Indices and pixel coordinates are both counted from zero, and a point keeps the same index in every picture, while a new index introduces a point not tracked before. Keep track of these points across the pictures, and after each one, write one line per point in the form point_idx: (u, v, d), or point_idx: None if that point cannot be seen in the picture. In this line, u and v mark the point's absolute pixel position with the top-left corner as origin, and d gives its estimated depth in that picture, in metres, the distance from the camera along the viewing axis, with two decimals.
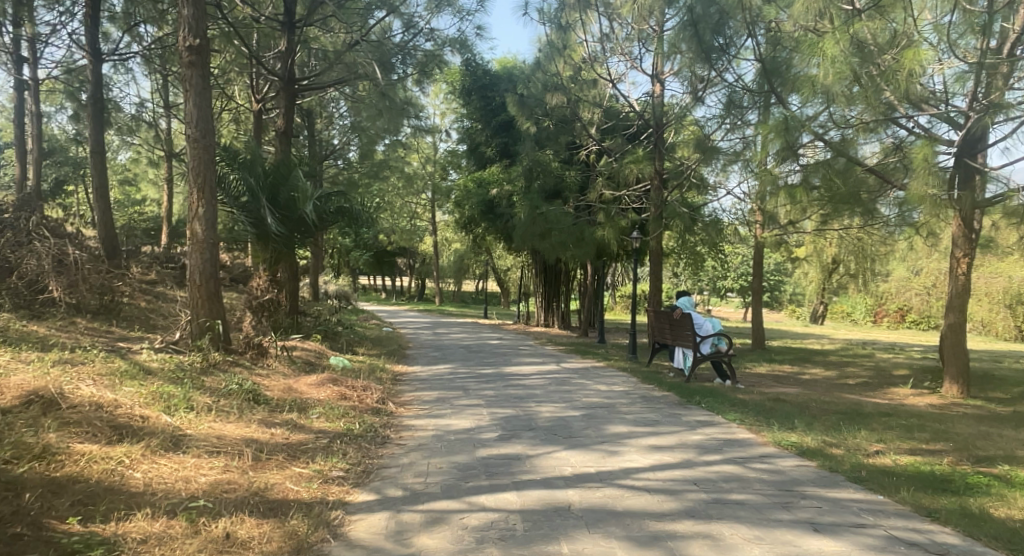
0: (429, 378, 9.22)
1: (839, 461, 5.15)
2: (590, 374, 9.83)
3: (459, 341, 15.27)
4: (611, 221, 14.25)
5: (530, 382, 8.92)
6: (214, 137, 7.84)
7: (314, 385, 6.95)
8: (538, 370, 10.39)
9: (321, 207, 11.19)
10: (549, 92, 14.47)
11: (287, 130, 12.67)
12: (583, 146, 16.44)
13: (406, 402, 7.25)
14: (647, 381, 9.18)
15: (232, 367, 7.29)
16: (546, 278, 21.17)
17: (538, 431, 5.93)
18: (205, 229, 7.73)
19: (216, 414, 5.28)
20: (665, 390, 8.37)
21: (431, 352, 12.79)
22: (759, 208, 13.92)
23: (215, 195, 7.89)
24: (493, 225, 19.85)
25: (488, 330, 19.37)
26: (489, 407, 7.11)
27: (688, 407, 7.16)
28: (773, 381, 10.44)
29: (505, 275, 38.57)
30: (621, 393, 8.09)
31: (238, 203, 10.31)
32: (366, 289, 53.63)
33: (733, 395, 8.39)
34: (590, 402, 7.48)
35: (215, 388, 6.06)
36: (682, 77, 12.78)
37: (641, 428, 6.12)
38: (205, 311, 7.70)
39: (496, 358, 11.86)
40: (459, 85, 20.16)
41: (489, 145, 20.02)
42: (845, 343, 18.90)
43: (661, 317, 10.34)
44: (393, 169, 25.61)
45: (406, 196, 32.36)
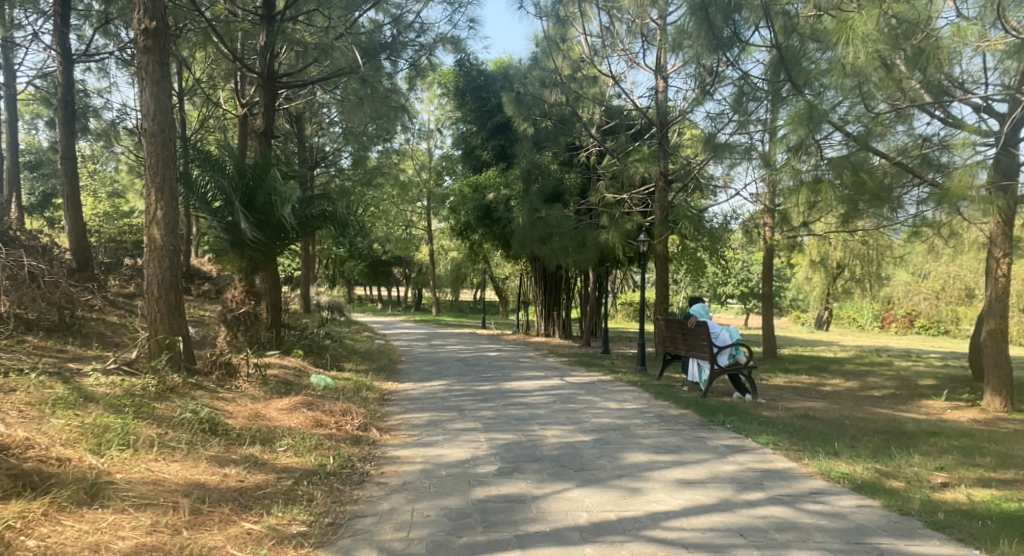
0: (421, 397, 8.36)
1: (906, 498, 4.27)
2: (598, 390, 8.97)
3: (456, 354, 14.40)
4: (614, 225, 13.50)
5: (532, 400, 8.07)
6: (174, 132, 7.03)
7: (286, 410, 6.11)
8: (540, 385, 9.53)
9: (302, 210, 10.33)
10: (547, 88, 13.74)
11: (268, 130, 11.92)
12: (582, 147, 15.66)
13: (392, 427, 6.39)
14: (661, 396, 8.32)
15: (193, 391, 6.44)
16: (545, 286, 20.34)
17: (543, 462, 5.07)
18: (165, 236, 6.93)
19: (158, 452, 4.43)
20: (682, 407, 7.51)
21: (424, 367, 11.91)
22: (771, 209, 13.12)
23: (176, 198, 7.08)
24: (489, 231, 19.00)
25: (485, 341, 18.51)
26: (487, 432, 6.25)
27: (713, 428, 6.30)
28: (795, 395, 9.57)
29: (503, 283, 37.73)
30: (634, 412, 7.24)
31: (210, 208, 9.50)
32: (361, 300, 52.67)
33: (757, 412, 7.53)
34: (601, 424, 6.62)
35: (166, 418, 5.22)
36: (690, 71, 11.98)
37: (663, 456, 5.26)
38: (163, 327, 6.87)
39: (494, 373, 10.98)
40: (453, 87, 19.44)
41: (484, 149, 19.28)
42: (860, 350, 18.05)
43: (673, 326, 9.51)
44: (387, 175, 24.81)
45: (400, 204, 31.52)
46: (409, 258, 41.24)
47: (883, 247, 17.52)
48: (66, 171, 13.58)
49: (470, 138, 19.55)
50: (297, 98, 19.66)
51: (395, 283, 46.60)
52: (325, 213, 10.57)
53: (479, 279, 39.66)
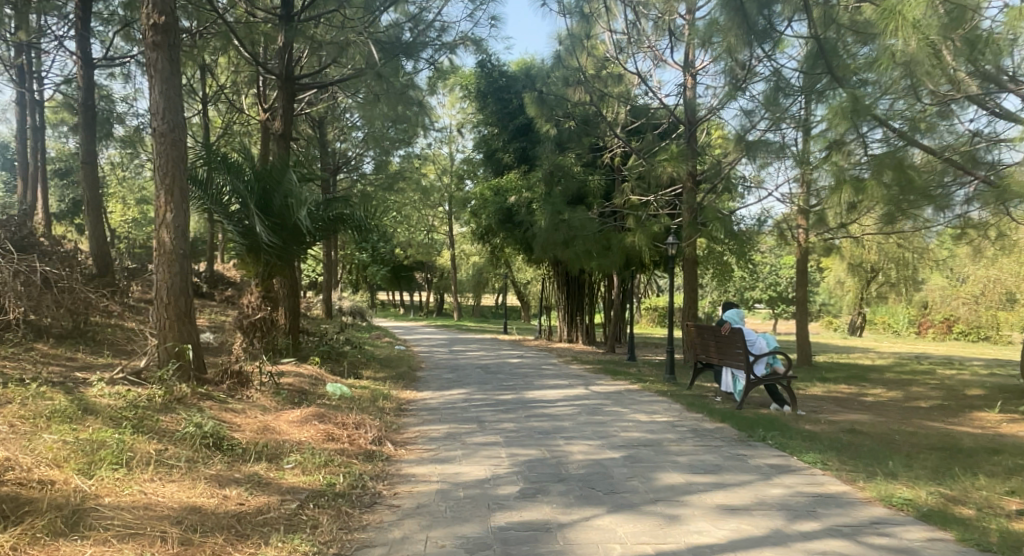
0: (440, 407, 7.99)
1: (981, 529, 3.80)
2: (625, 400, 8.52)
3: (477, 361, 14.03)
4: (641, 226, 12.97)
5: (556, 411, 7.65)
6: (185, 132, 6.74)
7: (297, 422, 5.77)
8: (564, 395, 9.11)
9: (319, 213, 10.02)
10: (571, 87, 13.14)
11: (286, 133, 11.61)
12: (607, 148, 15.23)
13: (408, 441, 6.02)
14: (693, 408, 7.85)
15: (201, 401, 6.13)
16: (569, 291, 19.89)
17: (571, 483, 4.67)
18: (175, 240, 6.64)
19: (155, 471, 4.11)
20: (718, 421, 7.04)
21: (444, 374, 11.54)
22: (806, 212, 12.56)
23: (187, 199, 6.79)
24: (512, 235, 18.60)
25: (508, 347, 18.10)
26: (509, 447, 5.86)
27: (753, 445, 5.83)
28: (835, 406, 9.04)
29: (526, 288, 37.31)
30: (665, 426, 6.79)
31: (225, 211, 9.22)
32: (383, 305, 52.62)
33: (798, 426, 7.04)
34: (631, 439, 6.19)
35: (168, 432, 4.91)
36: (721, 66, 11.49)
37: (701, 477, 4.82)
38: (173, 334, 6.58)
39: (516, 381, 10.57)
40: (475, 89, 19.13)
41: (506, 151, 18.92)
42: (897, 357, 17.33)
43: (705, 332, 9.04)
44: (409, 180, 24.57)
45: (422, 208, 31.29)
46: (431, 263, 41.03)
47: (923, 251, 16.75)
48: (87, 175, 13.45)
49: (492, 141, 19.21)
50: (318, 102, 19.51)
51: (417, 288, 46.44)
52: (343, 216, 10.25)
53: (502, 283, 39.30)
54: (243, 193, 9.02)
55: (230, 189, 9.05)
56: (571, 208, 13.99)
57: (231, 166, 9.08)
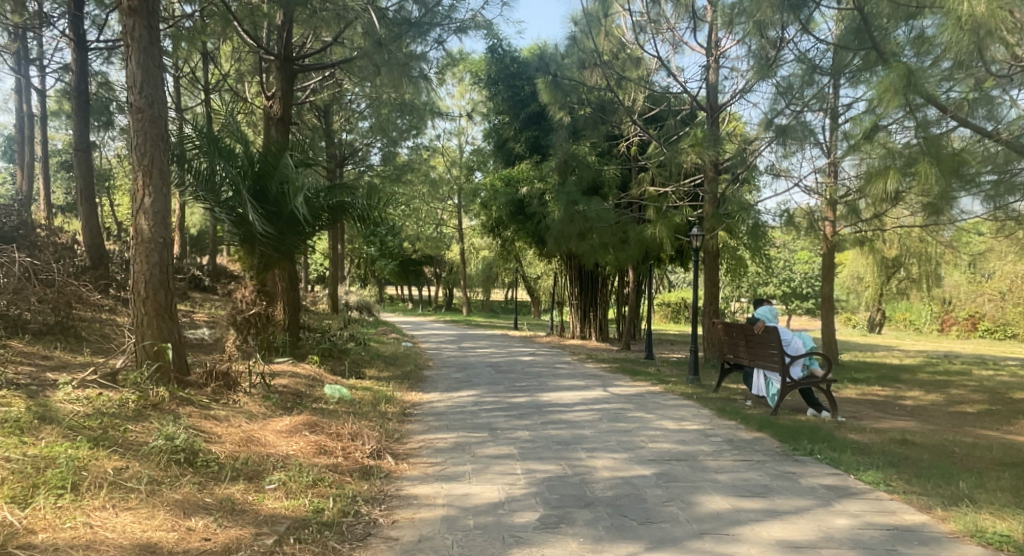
0: (448, 412, 7.32)
1: None
2: (650, 405, 7.83)
3: (487, 359, 13.37)
4: (661, 217, 12.26)
5: (575, 417, 6.98)
6: (166, 108, 6.10)
7: (285, 432, 5.12)
8: (581, 398, 8.44)
9: (318, 201, 9.31)
10: (587, 69, 12.51)
11: (284, 117, 10.97)
12: (624, 136, 14.52)
13: (411, 453, 5.37)
14: (725, 414, 7.17)
15: (181, 407, 5.50)
16: (582, 285, 19.20)
17: (600, 509, 4.01)
18: (154, 228, 6.01)
19: (108, 495, 3.47)
20: (754, 429, 6.35)
21: (451, 373, 10.89)
22: (838, 203, 11.76)
23: (167, 183, 6.15)
24: (523, 228, 17.91)
25: (518, 344, 17.42)
26: (525, 460, 5.21)
27: (800, 461, 5.16)
28: (877, 411, 8.33)
29: (536, 283, 36.62)
30: (698, 435, 6.11)
31: (217, 199, 8.56)
32: (392, 300, 52.01)
33: (845, 436, 6.35)
34: (661, 451, 5.51)
35: (136, 447, 4.28)
36: (749, 46, 10.69)
37: (751, 502, 4.15)
38: (151, 332, 5.94)
39: (529, 382, 9.91)
40: (485, 76, 18.45)
41: (517, 141, 18.23)
42: (927, 356, 16.53)
43: (734, 331, 8.33)
44: (417, 172, 23.91)
45: (430, 201, 30.63)
46: (439, 257, 40.40)
47: (954, 247, 15.96)
48: (80, 164, 12.78)
49: (503, 130, 18.51)
50: (324, 90, 18.90)
51: (425, 283, 45.85)
52: (343, 204, 9.54)
53: (511, 278, 38.62)
54: (236, 181, 8.37)
55: (223, 176, 8.40)
56: (586, 199, 13.42)
57: (224, 151, 8.42)
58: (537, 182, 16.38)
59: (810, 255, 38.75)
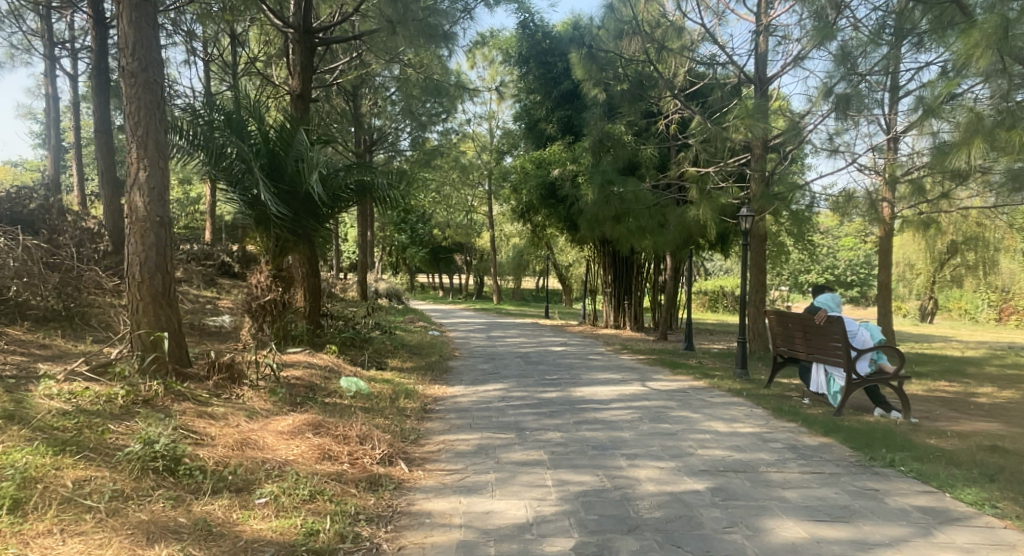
0: (472, 408, 6.70)
1: None
2: (694, 402, 7.11)
3: (516, 349, 12.73)
4: (707, 197, 11.35)
5: (612, 416, 6.30)
6: (161, 72, 5.53)
7: (287, 433, 4.52)
8: (618, 393, 7.75)
9: (335, 179, 8.67)
10: (625, 37, 11.71)
11: (303, 93, 10.40)
12: (663, 113, 13.70)
13: (428, 458, 4.76)
14: (782, 414, 6.42)
15: (177, 403, 4.94)
16: (616, 272, 18.43)
17: (648, 536, 3.35)
18: (150, 206, 5.43)
19: (55, 518, 2.94)
20: (819, 432, 5.60)
21: (478, 364, 10.29)
22: (898, 181, 10.79)
23: (164, 155, 5.58)
24: (555, 212, 17.13)
25: (550, 333, 16.76)
26: (558, 468, 4.57)
27: (880, 474, 4.42)
28: (950, 410, 7.48)
29: (569, 270, 35.83)
30: (754, 439, 5.40)
31: (229, 177, 8.00)
32: (422, 288, 51.68)
33: (925, 441, 5.56)
34: (713, 459, 4.80)
35: (111, 453, 3.73)
36: (808, 9, 9.73)
37: (831, 530, 3.45)
38: (146, 319, 5.37)
39: (561, 374, 9.25)
40: (516, 54, 17.70)
41: (549, 122, 17.46)
42: (990, 348, 15.43)
43: (790, 320, 7.55)
44: (445, 156, 23.31)
45: (460, 187, 30.04)
46: (470, 245, 39.83)
47: (1019, 232, 14.79)
48: (101, 147, 12.26)
49: (534, 110, 17.76)
50: (351, 71, 18.36)
51: (455, 272, 45.40)
52: (364, 183, 8.87)
53: (543, 265, 37.89)
54: (248, 158, 7.79)
55: (234, 152, 7.82)
56: (623, 180, 12.65)
57: (236, 126, 7.86)
58: (570, 164, 15.58)
59: (855, 241, 37.24)
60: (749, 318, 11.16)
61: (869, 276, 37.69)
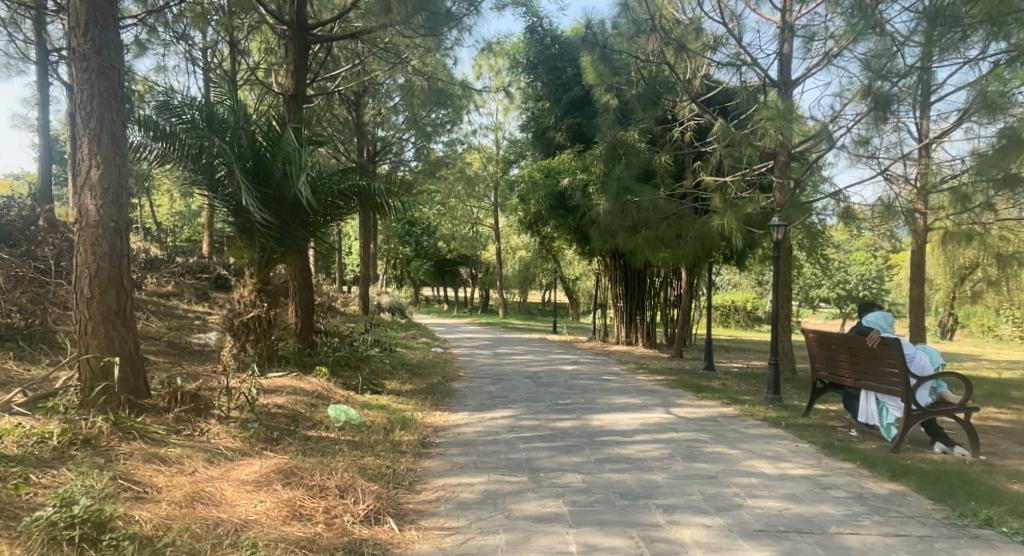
0: (477, 442, 5.87)
1: None
2: (730, 435, 6.27)
3: (525, 368, 11.92)
4: (732, 206, 10.51)
5: (638, 452, 5.49)
6: (119, 56, 4.77)
7: (252, 483, 3.72)
8: (642, 421, 6.93)
9: (328, 185, 7.84)
10: (643, 34, 10.94)
11: (297, 93, 9.51)
12: (679, 119, 12.95)
13: (426, 511, 3.96)
14: (835, 452, 5.59)
15: (127, 443, 4.14)
16: (627, 286, 17.60)
17: None
18: (104, 209, 4.65)
19: None
20: (887, 477, 4.76)
21: (484, 387, 9.46)
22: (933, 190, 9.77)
23: (121, 151, 4.79)
24: (564, 223, 16.35)
25: (559, 350, 15.92)
26: (584, 526, 3.76)
27: (981, 540, 3.60)
28: (1017, 444, 6.63)
29: (576, 284, 34.94)
30: (811, 486, 4.57)
31: (212, 181, 7.19)
32: (427, 301, 50.92)
33: (1012, 488, 4.73)
34: (768, 515, 3.98)
35: (18, 520, 2.95)
36: (841, 6, 8.88)
37: None
38: (96, 341, 4.59)
39: (575, 398, 8.43)
40: (524, 60, 16.96)
41: (558, 130, 16.71)
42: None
43: (836, 341, 6.73)
44: (451, 167, 22.56)
45: (465, 197, 29.28)
46: (475, 258, 38.96)
47: None
48: None
49: (543, 117, 17.00)
50: (353, 80, 17.67)
51: (461, 285, 44.59)
52: (359, 188, 8.02)
53: (550, 279, 37.06)
54: (230, 159, 7.00)
55: (216, 153, 7.05)
56: (640, 188, 11.90)
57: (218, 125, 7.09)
58: (581, 173, 14.80)
59: (870, 255, 36.25)
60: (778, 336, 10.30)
61: (882, 290, 36.61)
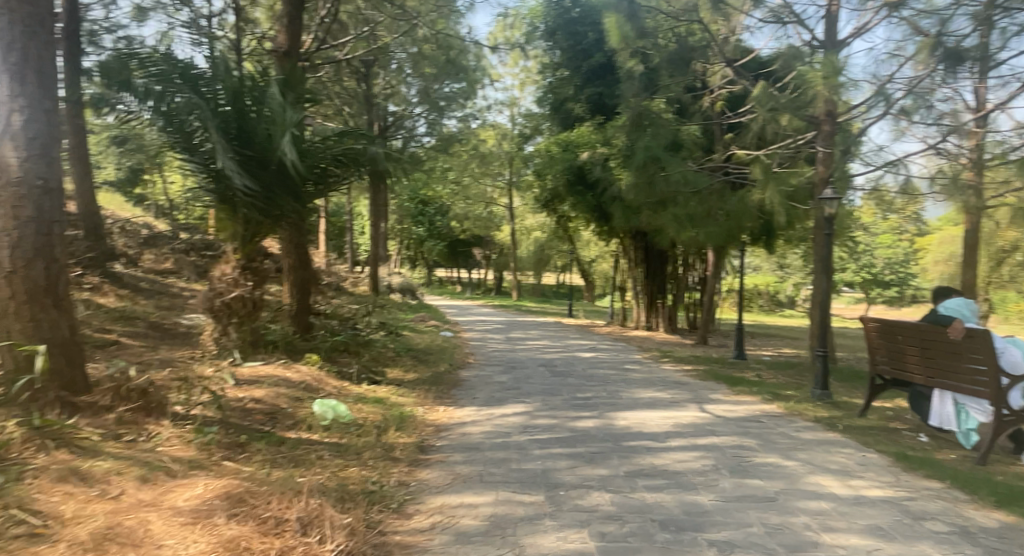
0: (484, 446, 5.01)
1: None
2: (781, 440, 5.36)
3: (540, 355, 11.04)
4: (775, 177, 9.53)
5: (676, 464, 4.60)
6: None
7: (188, 514, 2.90)
8: (674, 421, 6.02)
9: (318, 149, 6.89)
10: None
11: (291, 50, 8.52)
12: (709, 87, 11.99)
13: (415, 546, 3.11)
14: (914, 464, 4.67)
15: (48, 454, 3.27)
16: (648, 268, 16.62)
17: None
18: (28, 164, 3.78)
19: None
20: (990, 503, 3.85)
21: (495, 376, 8.58)
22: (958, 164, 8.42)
23: (52, 91, 3.90)
24: (583, 200, 15.37)
25: (575, 335, 14.98)
26: None
27: None
28: None
29: (592, 266, 33.87)
30: (898, 516, 3.67)
31: (188, 143, 6.31)
32: (441, 282, 50.10)
33: None
34: None
35: None
36: None
37: None
38: (19, 326, 3.74)
39: (596, 391, 7.54)
40: (542, 25, 15.87)
41: (577, 101, 15.72)
42: None
43: (907, 332, 5.82)
44: (465, 144, 21.53)
45: (479, 175, 28.20)
46: (489, 239, 37.95)
47: None
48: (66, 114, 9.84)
49: (561, 87, 15.99)
50: (363, 49, 16.65)
51: (475, 267, 43.62)
52: (354, 153, 7.04)
53: (566, 261, 35.98)
54: (206, 117, 6.09)
55: (190, 113, 6.14)
56: (670, 159, 10.88)
57: (194, 82, 6.21)
58: (601, 147, 13.76)
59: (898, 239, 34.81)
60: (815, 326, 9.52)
61: (909, 275, 35.13)
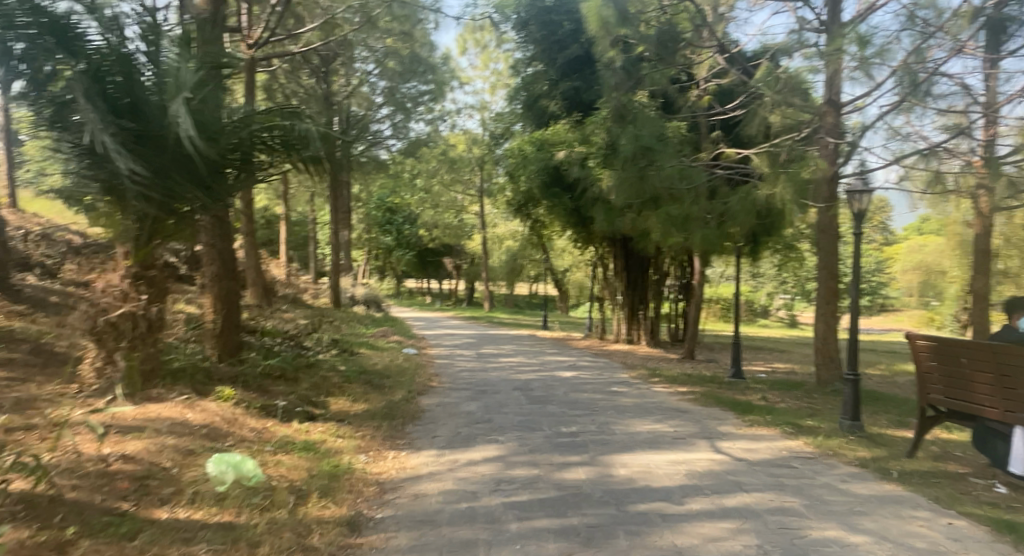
0: (441, 518, 3.67)
1: None
2: (832, 499, 4.10)
3: (514, 375, 9.68)
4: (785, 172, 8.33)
5: (709, 545, 3.32)
6: None
7: None
8: (689, 469, 4.72)
9: (235, 129, 5.46)
10: None
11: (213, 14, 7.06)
12: (697, 78, 10.81)
13: None
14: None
15: None
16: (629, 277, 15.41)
17: None
18: None
19: None
20: None
21: (462, 405, 7.19)
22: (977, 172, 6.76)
23: None
24: (559, 204, 14.07)
25: (552, 350, 13.63)
26: None
27: None
28: None
29: (565, 275, 32.54)
30: None
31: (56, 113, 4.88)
32: (410, 293, 48.34)
33: None
34: None
35: None
36: None
37: None
38: None
39: (583, 424, 6.22)
40: (515, 15, 14.58)
41: (552, 98, 14.45)
42: None
43: (976, 355, 4.65)
44: (432, 147, 20.08)
45: (448, 181, 26.71)
46: (459, 249, 36.40)
47: None
48: None
49: (535, 82, 14.73)
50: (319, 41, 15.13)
51: (445, 277, 42.05)
52: (282, 136, 5.64)
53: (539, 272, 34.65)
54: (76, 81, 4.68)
55: (58, 76, 4.74)
56: (663, 150, 9.62)
57: (66, 39, 4.79)
58: (578, 145, 12.52)
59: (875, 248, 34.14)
60: (817, 336, 9.06)
61: (881, 284, 34.58)
